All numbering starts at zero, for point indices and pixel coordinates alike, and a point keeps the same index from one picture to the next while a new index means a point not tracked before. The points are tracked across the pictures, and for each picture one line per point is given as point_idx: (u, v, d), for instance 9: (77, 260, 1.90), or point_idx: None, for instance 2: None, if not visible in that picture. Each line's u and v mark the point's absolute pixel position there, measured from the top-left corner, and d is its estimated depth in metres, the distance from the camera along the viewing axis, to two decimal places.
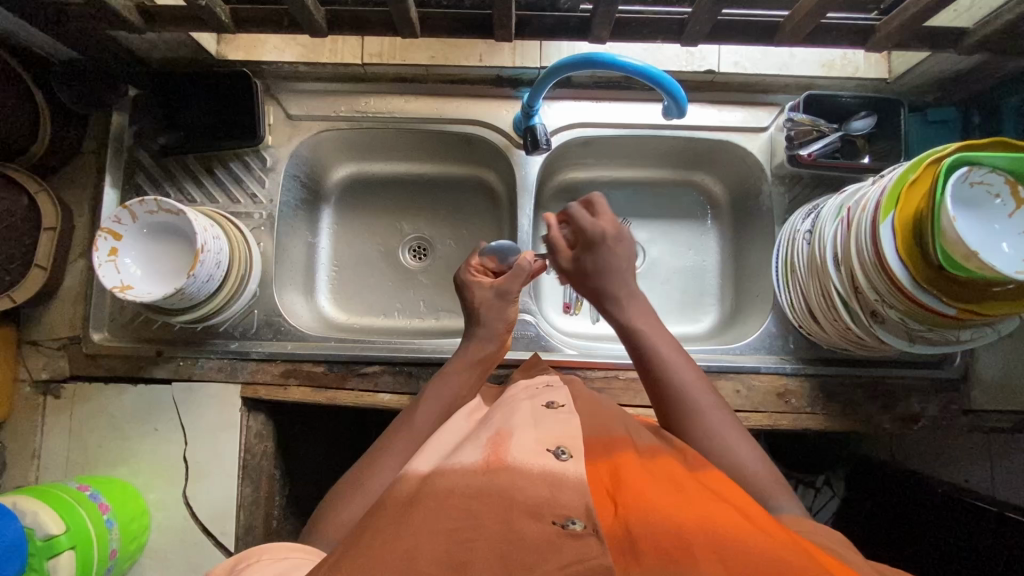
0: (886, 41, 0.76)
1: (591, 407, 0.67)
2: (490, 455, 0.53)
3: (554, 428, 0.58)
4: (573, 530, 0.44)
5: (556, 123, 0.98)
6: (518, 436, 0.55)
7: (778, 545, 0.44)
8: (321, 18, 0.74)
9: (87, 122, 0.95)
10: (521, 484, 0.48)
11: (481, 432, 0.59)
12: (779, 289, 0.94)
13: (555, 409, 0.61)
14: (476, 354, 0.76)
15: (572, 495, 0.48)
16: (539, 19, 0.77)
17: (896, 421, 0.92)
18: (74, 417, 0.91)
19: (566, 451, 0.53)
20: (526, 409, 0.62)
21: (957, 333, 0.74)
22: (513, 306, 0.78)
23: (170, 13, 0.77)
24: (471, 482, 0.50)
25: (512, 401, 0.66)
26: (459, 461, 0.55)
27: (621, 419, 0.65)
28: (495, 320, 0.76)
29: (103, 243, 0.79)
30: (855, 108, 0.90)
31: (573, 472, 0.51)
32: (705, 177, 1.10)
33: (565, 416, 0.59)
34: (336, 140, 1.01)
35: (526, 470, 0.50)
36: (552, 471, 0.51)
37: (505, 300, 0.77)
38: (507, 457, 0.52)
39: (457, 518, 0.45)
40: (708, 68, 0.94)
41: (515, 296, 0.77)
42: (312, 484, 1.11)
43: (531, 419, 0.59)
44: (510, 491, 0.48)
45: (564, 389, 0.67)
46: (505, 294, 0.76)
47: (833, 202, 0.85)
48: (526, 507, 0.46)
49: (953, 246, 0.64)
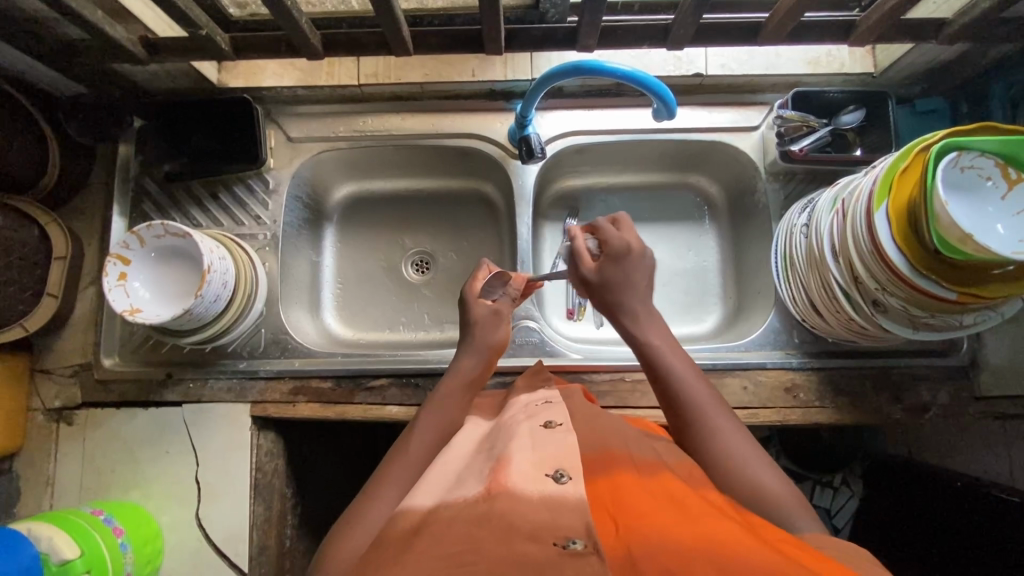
0: (866, 35, 0.77)
1: (590, 421, 0.68)
2: (490, 483, 0.54)
3: (551, 448, 0.58)
4: (573, 550, 0.45)
5: (550, 132, 1.00)
6: (515, 460, 0.56)
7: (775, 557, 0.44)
8: (317, 41, 0.77)
9: (94, 155, 0.99)
10: (521, 510, 0.49)
11: (483, 462, 0.60)
12: (779, 283, 0.94)
13: (552, 428, 0.62)
14: (468, 375, 0.76)
15: (573, 517, 0.48)
16: (527, 31, 0.79)
17: (907, 410, 0.91)
18: (86, 443, 0.91)
19: (566, 474, 0.54)
20: (525, 429, 0.62)
21: (960, 318, 0.74)
22: (504, 327, 0.80)
23: (170, 44, 0.79)
24: (473, 505, 0.51)
25: (511, 422, 0.67)
26: (463, 487, 0.55)
27: (619, 432, 0.65)
28: (485, 339, 0.78)
29: (111, 268, 0.81)
30: (843, 103, 0.92)
31: (573, 495, 0.51)
32: (700, 178, 1.11)
33: (563, 436, 0.60)
34: (336, 159, 1.04)
35: (526, 496, 0.51)
36: (551, 495, 0.51)
37: (497, 317, 0.80)
38: (507, 482, 0.53)
39: (456, 543, 0.46)
40: (696, 72, 0.95)
41: (507, 314, 0.81)
42: (327, 501, 1.11)
43: (530, 442, 0.59)
44: (509, 515, 0.48)
45: (562, 406, 0.67)
46: (498, 311, 0.80)
47: (828, 194, 0.86)
48: (527, 530, 0.47)
49: (947, 229, 0.65)
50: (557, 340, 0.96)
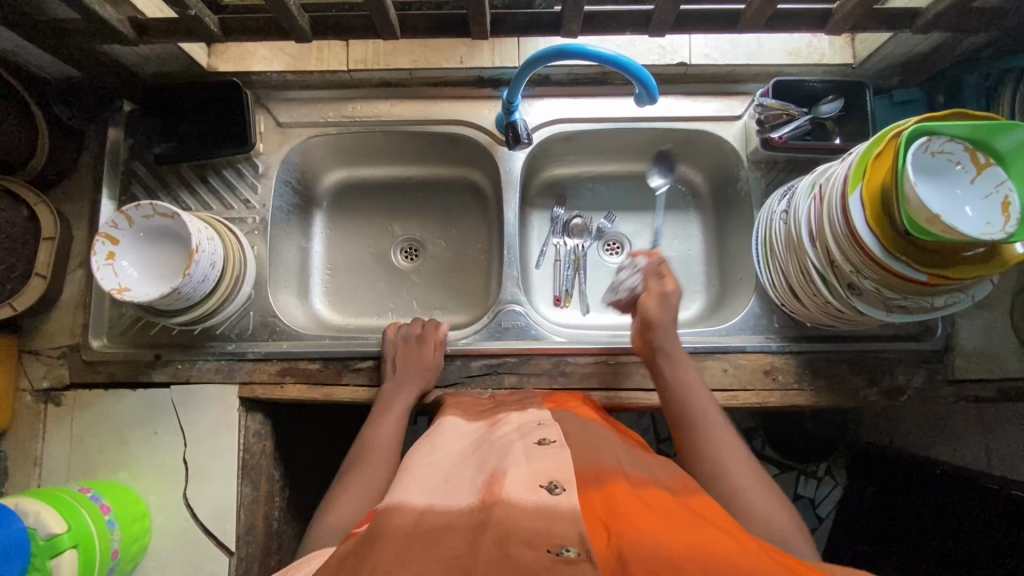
0: (842, 24, 0.79)
1: (583, 438, 0.69)
2: (486, 496, 0.56)
3: (546, 461, 0.60)
4: (567, 557, 0.46)
5: (537, 120, 1.02)
6: (510, 475, 0.58)
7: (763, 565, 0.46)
8: (306, 24, 0.78)
9: (84, 138, 0.99)
10: (515, 518, 0.51)
11: (477, 477, 0.61)
12: (760, 270, 0.96)
13: (546, 443, 0.64)
14: (400, 395, 0.87)
15: (567, 526, 0.50)
16: (513, 17, 0.80)
17: (882, 393, 0.93)
18: (75, 424, 0.92)
19: (560, 484, 0.56)
20: (519, 445, 0.65)
21: (931, 300, 0.76)
22: (431, 352, 0.92)
23: (159, 25, 0.80)
24: (469, 516, 0.53)
25: (505, 440, 0.68)
26: (454, 497, 0.58)
27: (610, 447, 0.68)
28: (407, 362, 0.90)
29: (100, 248, 0.82)
30: (823, 93, 0.94)
31: (567, 504, 0.53)
32: (685, 168, 1.13)
33: (557, 451, 0.62)
34: (325, 145, 1.05)
35: (521, 505, 0.52)
36: (545, 505, 0.53)
37: (421, 346, 0.91)
38: (502, 494, 0.55)
39: (453, 550, 0.48)
40: (680, 61, 0.97)
41: (432, 342, 0.93)
42: (315, 484, 1.12)
43: (525, 457, 0.62)
44: (506, 524, 0.50)
45: (555, 426, 0.69)
46: (421, 341, 0.91)
47: (806, 180, 0.88)
48: (523, 536, 0.48)
49: (917, 211, 0.67)
50: (625, 284, 0.90)
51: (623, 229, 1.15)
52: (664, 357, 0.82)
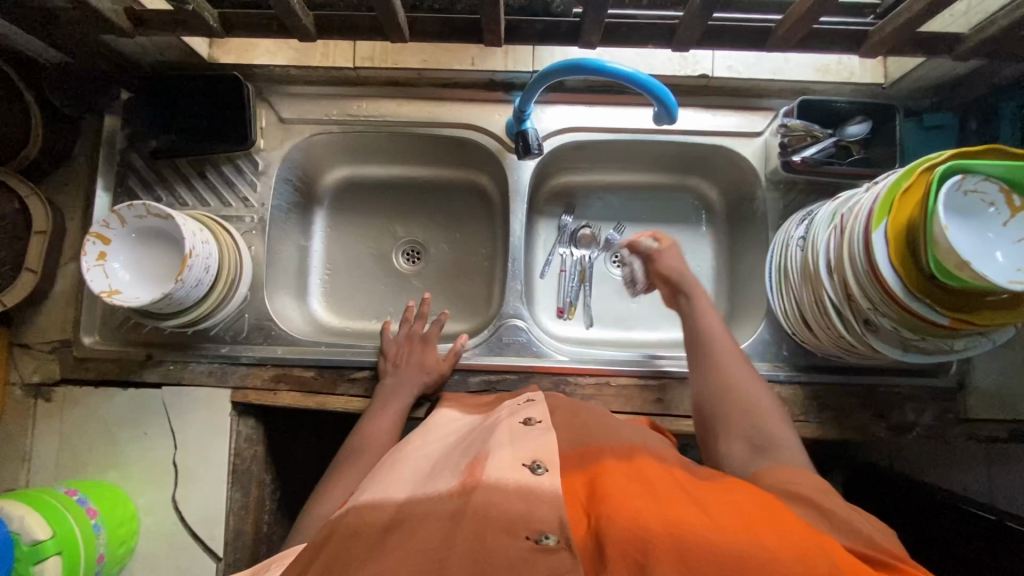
0: (879, 46, 0.74)
1: (571, 419, 0.70)
2: (466, 479, 0.55)
3: (529, 442, 0.61)
4: (545, 545, 0.45)
5: (549, 127, 0.98)
6: (494, 454, 0.58)
7: (743, 540, 0.45)
8: (309, 22, 0.74)
9: (80, 125, 0.96)
10: (496, 501, 0.50)
11: (460, 458, 0.62)
12: (772, 296, 0.93)
13: (530, 425, 0.65)
14: (403, 389, 0.87)
15: (547, 510, 0.50)
16: (529, 24, 0.76)
17: (890, 429, 0.91)
18: (64, 421, 0.91)
19: (542, 465, 0.56)
20: (505, 427, 0.65)
21: (950, 342, 0.74)
22: (433, 351, 0.92)
23: (158, 18, 0.76)
24: (446, 502, 0.52)
25: (493, 421, 0.69)
26: (435, 481, 0.57)
27: (599, 429, 0.68)
28: (410, 361, 0.89)
29: (91, 247, 0.79)
30: (850, 114, 0.89)
31: (547, 485, 0.53)
32: (700, 181, 1.09)
33: (539, 435, 0.63)
34: (329, 143, 1.01)
35: (501, 485, 0.53)
36: (526, 484, 0.53)
37: (425, 343, 0.92)
38: (483, 476, 0.54)
39: (430, 540, 0.46)
40: (702, 73, 0.93)
41: (433, 341, 0.93)
42: (306, 486, 1.11)
43: (509, 437, 0.62)
44: (484, 508, 0.49)
45: (542, 405, 0.72)
46: (425, 339, 0.92)
47: (827, 208, 0.84)
48: (502, 523, 0.48)
49: (945, 256, 0.63)
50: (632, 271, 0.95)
51: None
52: (687, 300, 0.83)
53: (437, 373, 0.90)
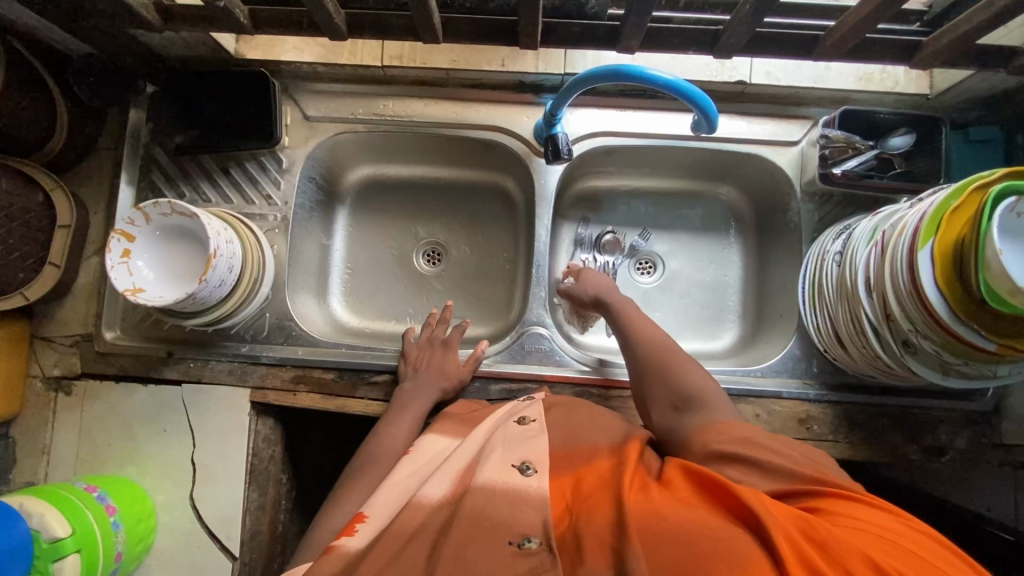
0: (931, 58, 0.72)
1: (566, 415, 0.72)
2: (456, 486, 0.59)
3: (522, 445, 0.64)
4: (526, 549, 0.49)
5: (579, 130, 0.95)
6: (486, 460, 0.60)
7: (703, 522, 0.48)
8: (341, 21, 0.72)
9: (104, 119, 0.95)
10: (482, 506, 0.53)
11: (456, 456, 0.64)
12: (805, 311, 0.90)
13: (524, 428, 0.68)
14: (428, 398, 0.85)
15: (530, 514, 0.53)
16: (566, 26, 0.74)
17: (922, 452, 0.88)
18: (84, 415, 0.90)
19: (531, 467, 0.59)
20: (501, 430, 0.68)
21: (994, 368, 0.71)
22: (453, 356, 0.90)
23: (187, 12, 0.75)
24: (437, 513, 0.55)
25: (494, 423, 0.71)
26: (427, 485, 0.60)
27: (592, 427, 0.70)
28: (433, 367, 0.88)
29: (115, 245, 0.78)
30: (893, 125, 0.86)
31: (535, 488, 0.56)
32: (730, 190, 1.06)
33: (532, 437, 0.65)
34: (352, 142, 0.99)
35: (488, 487, 0.56)
36: (514, 486, 0.56)
37: (446, 347, 0.90)
38: (471, 482, 0.57)
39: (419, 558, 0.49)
40: (740, 79, 0.90)
41: (456, 343, 0.91)
42: (321, 485, 1.11)
43: (502, 440, 0.65)
44: (471, 513, 0.52)
45: (539, 406, 0.74)
46: (445, 343, 0.90)
47: (866, 224, 0.81)
48: (487, 528, 0.51)
49: (997, 280, 0.61)
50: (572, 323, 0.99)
51: (658, 249, 1.08)
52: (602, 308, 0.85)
53: (454, 384, 0.88)
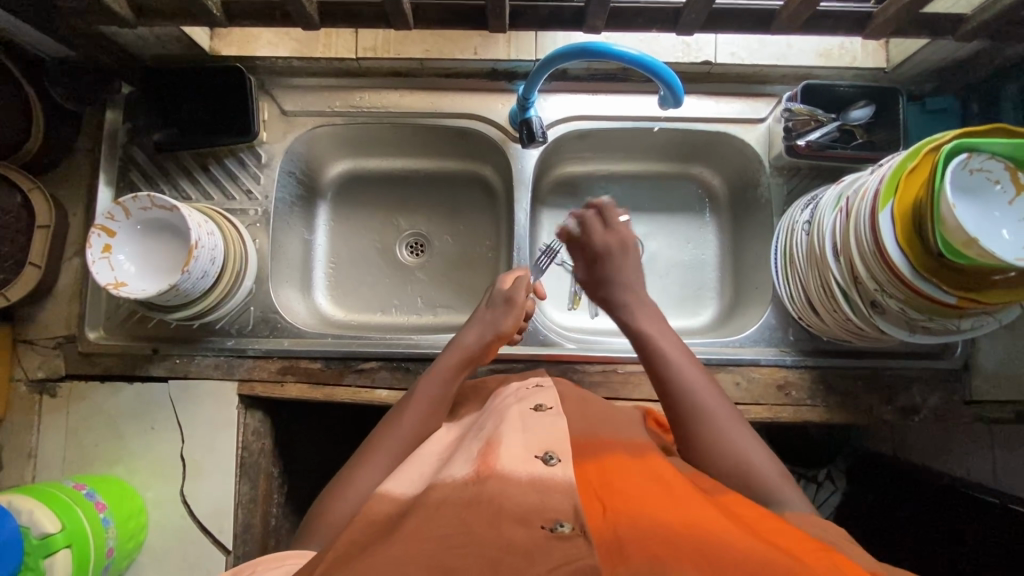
0: (883, 28, 0.75)
1: (578, 408, 0.72)
2: (480, 467, 0.56)
3: (543, 431, 0.61)
4: (560, 533, 0.46)
5: (553, 115, 0.98)
6: (506, 443, 0.58)
7: (753, 541, 0.46)
8: (314, 11, 0.74)
9: (80, 119, 0.95)
10: (509, 492, 0.51)
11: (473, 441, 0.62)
12: (779, 282, 0.93)
13: (543, 411, 0.65)
14: (469, 350, 0.77)
15: (561, 499, 0.50)
16: (534, 9, 0.76)
17: (897, 411, 0.91)
18: (71, 416, 0.90)
19: (555, 455, 0.56)
20: (516, 411, 0.65)
21: (957, 322, 0.73)
22: (515, 315, 0.80)
23: (160, 7, 0.76)
24: (462, 490, 0.52)
25: (503, 405, 0.70)
26: (450, 469, 0.58)
27: (606, 422, 0.69)
28: (492, 320, 0.79)
29: (96, 240, 0.79)
30: (853, 98, 0.90)
31: (559, 476, 0.54)
32: (704, 170, 1.09)
33: (551, 420, 0.63)
34: (331, 136, 1.01)
35: (514, 477, 0.53)
36: (540, 476, 0.54)
37: (509, 304, 0.80)
38: (496, 467, 0.54)
39: (447, 525, 0.47)
40: (705, 59, 0.93)
41: (519, 301, 0.81)
42: (311, 478, 1.11)
43: (520, 425, 0.62)
44: (498, 500, 0.50)
45: (552, 391, 0.72)
46: (508, 298, 0.80)
47: (831, 192, 0.84)
48: (517, 514, 0.48)
49: (952, 233, 0.63)
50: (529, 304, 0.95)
51: (636, 230, 1.11)
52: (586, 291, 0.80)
53: (483, 351, 0.78)
